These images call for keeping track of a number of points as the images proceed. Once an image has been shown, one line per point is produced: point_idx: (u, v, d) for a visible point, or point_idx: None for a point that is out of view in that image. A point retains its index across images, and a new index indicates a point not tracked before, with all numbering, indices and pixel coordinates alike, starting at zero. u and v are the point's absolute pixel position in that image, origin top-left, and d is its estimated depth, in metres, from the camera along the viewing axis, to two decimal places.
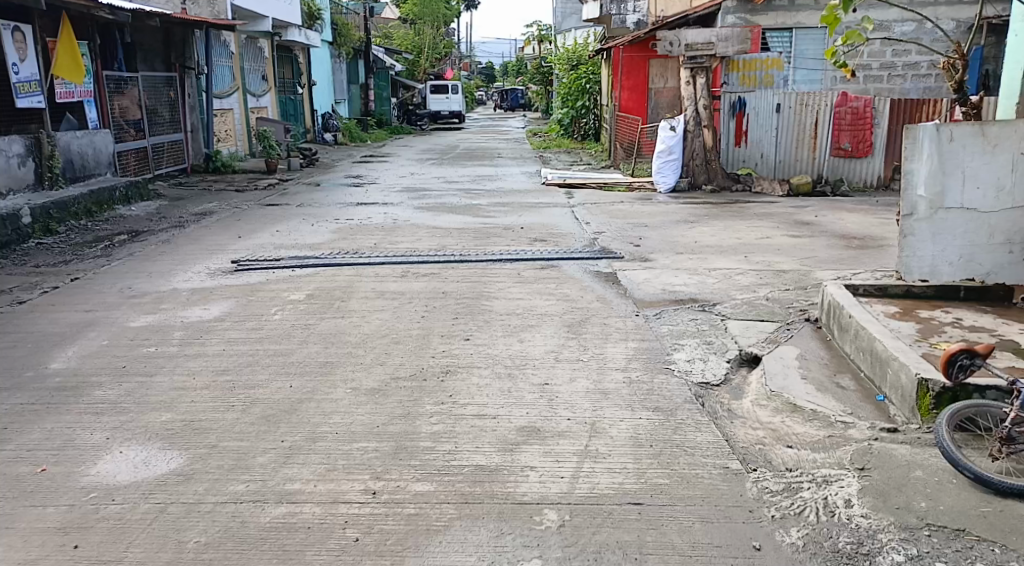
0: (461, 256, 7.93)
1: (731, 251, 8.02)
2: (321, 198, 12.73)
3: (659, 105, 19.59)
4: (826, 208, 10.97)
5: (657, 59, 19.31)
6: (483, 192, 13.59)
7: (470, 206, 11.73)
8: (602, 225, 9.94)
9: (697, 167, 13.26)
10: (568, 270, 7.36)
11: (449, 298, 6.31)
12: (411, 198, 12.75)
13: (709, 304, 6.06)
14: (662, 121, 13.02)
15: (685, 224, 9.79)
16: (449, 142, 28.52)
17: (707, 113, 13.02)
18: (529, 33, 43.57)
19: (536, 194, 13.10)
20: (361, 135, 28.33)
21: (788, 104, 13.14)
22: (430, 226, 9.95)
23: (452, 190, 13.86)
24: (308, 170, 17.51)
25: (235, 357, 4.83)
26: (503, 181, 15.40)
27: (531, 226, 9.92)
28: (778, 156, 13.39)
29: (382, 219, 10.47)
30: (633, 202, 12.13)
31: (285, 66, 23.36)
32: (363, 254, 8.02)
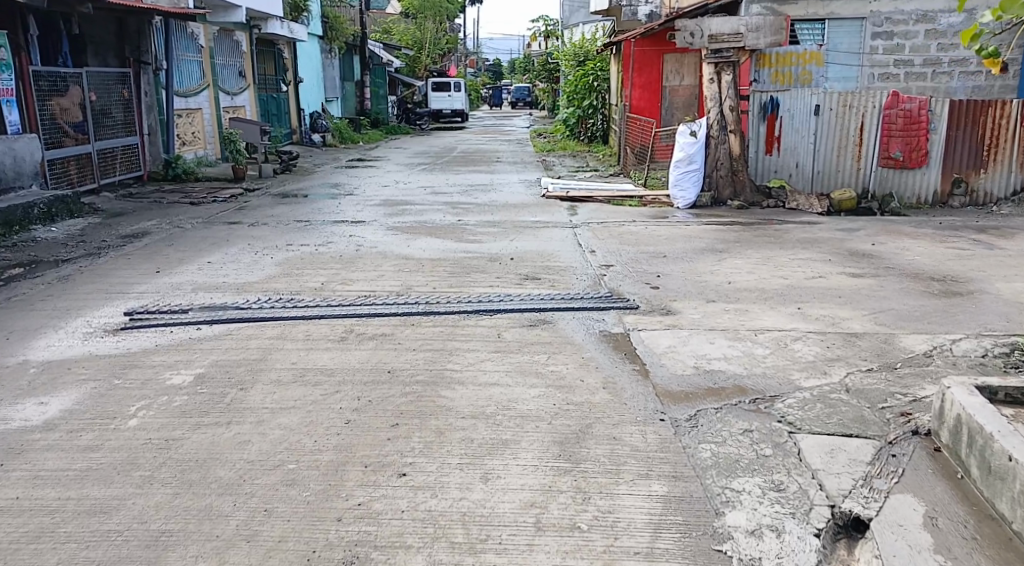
0: (428, 305, 6.11)
1: (777, 299, 6.21)
2: (283, 214, 10.94)
3: (673, 104, 17.73)
4: (880, 232, 9.16)
5: (672, 53, 17.44)
6: (473, 206, 11.78)
7: (455, 227, 9.94)
8: (611, 255, 8.12)
9: (721, 178, 11.39)
10: (565, 328, 5.56)
11: (396, 381, 4.50)
12: (389, 214, 10.96)
13: (761, 397, 4.24)
14: (680, 126, 11.25)
15: (714, 255, 7.96)
16: (448, 142, 26.76)
17: (733, 116, 11.20)
18: (535, 28, 41.68)
19: (534, 210, 11.29)
20: (353, 136, 26.58)
21: (828, 106, 11.28)
22: (401, 255, 8.18)
23: (438, 204, 12.04)
24: (283, 177, 15.74)
25: (22, 529, 3.06)
26: (497, 192, 13.55)
27: (525, 256, 8.12)
28: (816, 166, 11.54)
29: (343, 244, 8.68)
30: (646, 221, 10.31)
31: (266, 61, 21.61)
32: (301, 299, 6.22)
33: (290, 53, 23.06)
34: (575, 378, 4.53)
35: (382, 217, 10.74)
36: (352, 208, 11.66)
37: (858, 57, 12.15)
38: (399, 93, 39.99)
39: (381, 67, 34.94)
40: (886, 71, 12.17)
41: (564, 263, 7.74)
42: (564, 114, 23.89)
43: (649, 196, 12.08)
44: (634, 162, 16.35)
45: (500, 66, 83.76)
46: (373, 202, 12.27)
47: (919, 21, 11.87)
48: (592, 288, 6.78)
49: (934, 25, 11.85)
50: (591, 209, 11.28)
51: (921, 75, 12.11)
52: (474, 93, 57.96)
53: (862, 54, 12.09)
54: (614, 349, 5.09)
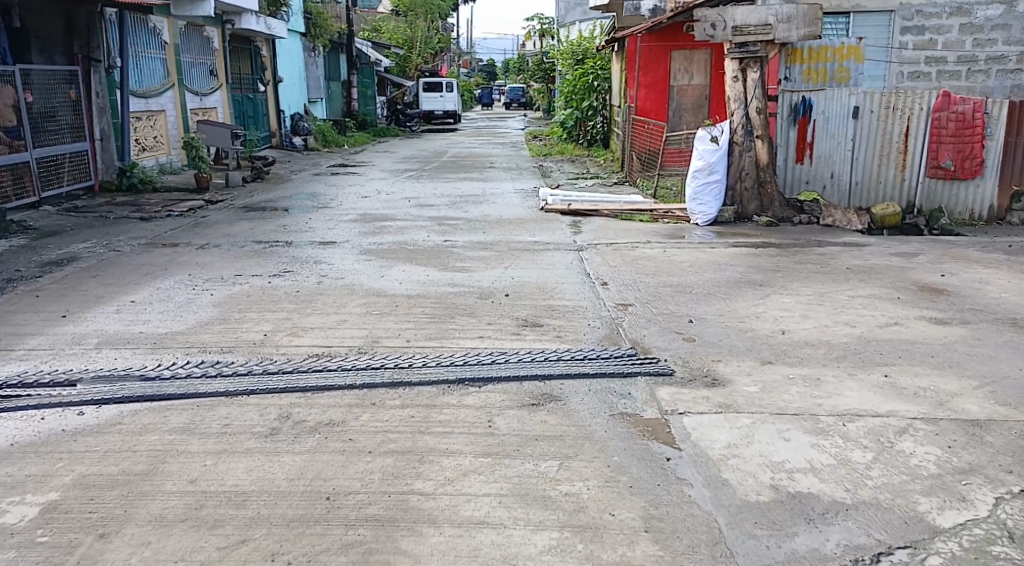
0: (399, 366, 4.65)
1: (850, 363, 4.80)
2: (243, 232, 9.50)
3: (681, 106, 16.24)
4: (942, 257, 7.78)
5: (680, 50, 16.00)
6: (464, 221, 10.36)
7: (442, 249, 8.53)
8: (628, 289, 6.71)
9: (746, 191, 9.94)
10: (580, 409, 4.11)
11: (337, 523, 3.02)
12: (366, 233, 9.55)
13: (890, 555, 2.90)
14: (700, 130, 9.77)
15: (754, 290, 6.55)
16: (439, 146, 25.34)
17: (760, 119, 9.80)
18: (531, 26, 40.23)
19: (533, 228, 9.87)
20: (338, 138, 25.13)
21: (869, 108, 9.88)
22: (374, 289, 6.76)
23: (423, 219, 10.61)
24: (254, 186, 14.28)
25: None
26: (490, 204, 12.13)
27: (522, 290, 6.71)
28: (854, 176, 10.13)
29: (306, 274, 7.26)
30: (663, 241, 8.91)
31: (239, 59, 20.16)
32: (231, 360, 4.73)
33: (268, 51, 21.62)
34: (601, 509, 3.12)
35: (357, 236, 9.30)
36: (326, 224, 10.24)
37: (885, 52, 10.63)
38: (389, 92, 38.57)
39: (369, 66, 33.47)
40: (915, 69, 10.67)
41: (572, 301, 6.32)
42: (562, 116, 22.48)
43: (663, 211, 10.67)
44: (641, 170, 14.91)
45: (493, 66, 82.60)
46: (350, 217, 10.84)
47: (953, 14, 10.40)
48: (610, 339, 5.35)
49: (970, 18, 10.37)
50: (597, 227, 9.86)
51: (954, 74, 10.61)
52: (467, 93, 56.56)
53: (889, 49, 10.60)
54: (653, 449, 3.65)
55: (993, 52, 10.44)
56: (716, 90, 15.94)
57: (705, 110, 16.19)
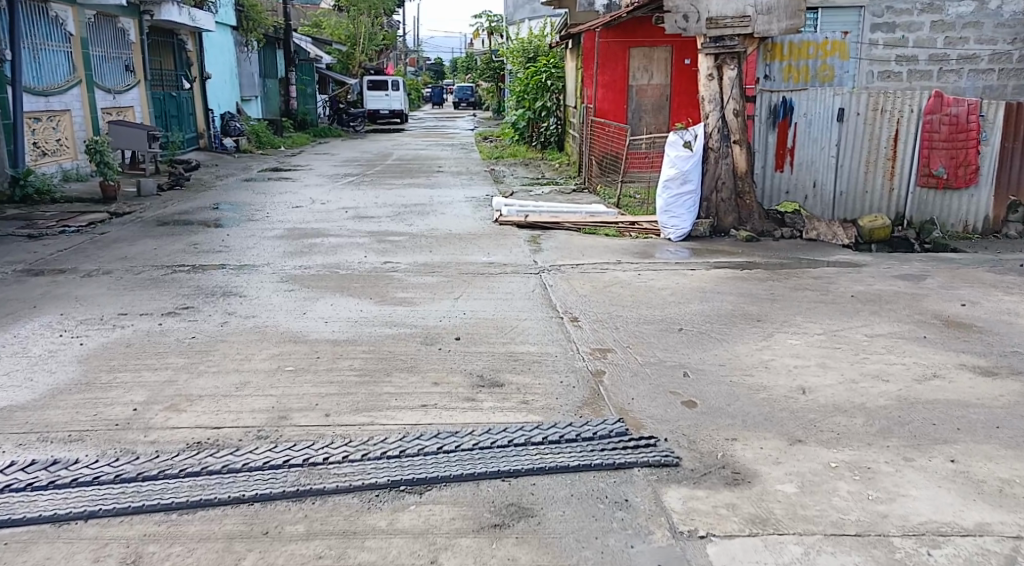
0: (313, 459, 3.47)
1: (900, 441, 3.71)
2: (147, 255, 8.16)
3: (640, 107, 15.47)
4: (954, 280, 6.80)
5: (639, 47, 15.14)
6: (407, 237, 9.14)
7: (379, 273, 7.30)
8: (602, 326, 5.58)
9: (722, 202, 8.91)
10: (557, 530, 3.00)
11: None
12: (292, 254, 8.28)
13: None
14: (670, 135, 8.78)
15: (753, 328, 5.47)
16: (384, 149, 24.05)
17: (738, 123, 8.76)
18: (479, 24, 39.05)
19: (485, 246, 8.70)
20: (275, 140, 23.65)
21: (855, 109, 8.89)
22: (290, 332, 5.50)
23: (360, 234, 9.37)
24: (173, 195, 12.83)
25: None
26: (436, 215, 10.93)
27: (476, 330, 5.53)
28: (839, 186, 9.15)
29: (213, 310, 6.00)
30: (634, 261, 7.83)
31: (159, 54, 18.64)
32: (72, 460, 3.54)
33: (194, 45, 20.21)
34: None
35: (281, 257, 8.04)
36: (247, 241, 8.92)
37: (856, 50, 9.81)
38: (332, 91, 37.06)
39: (308, 63, 31.89)
40: (884, 68, 9.93)
41: (535, 345, 5.16)
42: (513, 116, 21.36)
43: (630, 225, 9.60)
44: (601, 176, 14.00)
45: (441, 65, 81.38)
46: (277, 232, 9.55)
47: (924, 10, 9.70)
48: (587, 403, 4.21)
49: (941, 15, 9.69)
50: (557, 244, 8.74)
51: (925, 74, 9.91)
52: (414, 92, 55.21)
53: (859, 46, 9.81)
54: None
55: (965, 50, 9.78)
56: (676, 89, 15.21)
57: (664, 111, 15.47)
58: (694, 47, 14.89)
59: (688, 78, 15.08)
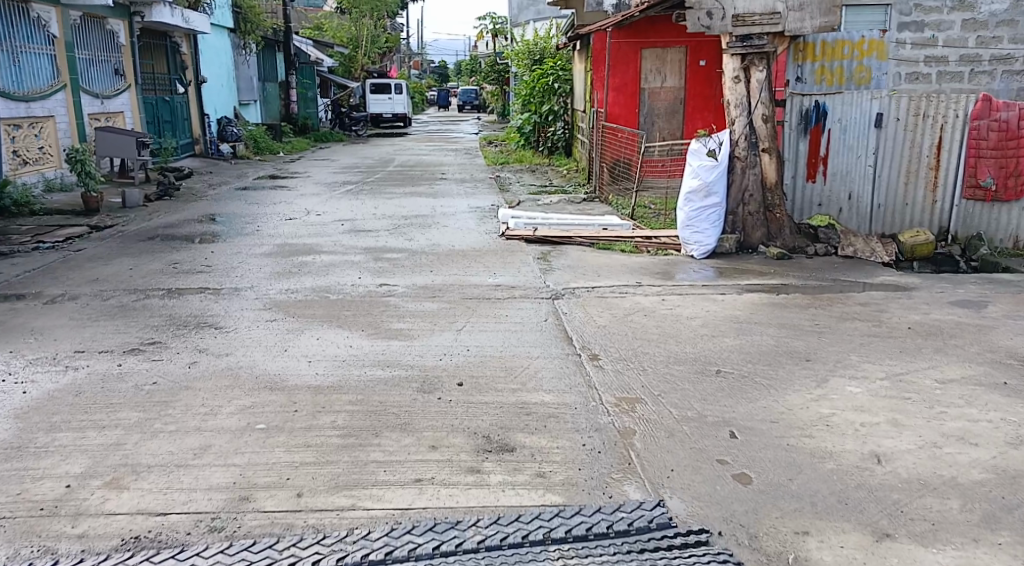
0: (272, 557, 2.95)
1: (1014, 538, 3.04)
2: (120, 276, 7.45)
3: (653, 110, 14.75)
4: (1019, 308, 6.06)
5: (652, 48, 14.42)
6: (406, 254, 8.42)
7: (374, 298, 6.59)
8: (627, 366, 4.85)
9: (750, 216, 8.17)
10: None
11: None
12: (280, 275, 7.56)
13: None
14: (694, 142, 8.04)
15: (801, 371, 4.74)
16: (386, 154, 23.36)
17: (767, 130, 8.03)
18: (484, 25, 38.36)
19: (492, 264, 7.98)
20: (273, 145, 22.96)
21: (894, 115, 8.16)
22: (268, 373, 4.78)
23: (356, 251, 8.65)
24: (160, 206, 12.14)
25: None
26: (437, 229, 10.21)
27: (481, 372, 4.80)
28: (876, 198, 8.40)
29: (182, 347, 5.29)
30: (655, 281, 7.10)
31: (152, 57, 17.99)
32: None
33: (188, 48, 19.58)
34: None
35: (266, 279, 7.32)
36: (232, 259, 8.21)
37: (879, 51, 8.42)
38: (333, 94, 36.37)
39: (308, 66, 31.21)
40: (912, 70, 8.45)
41: (548, 393, 4.42)
42: (518, 120, 20.65)
43: (648, 240, 8.87)
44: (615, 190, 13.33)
45: (445, 67, 80.82)
46: (267, 248, 8.84)
47: (955, 7, 8.28)
48: (615, 475, 3.49)
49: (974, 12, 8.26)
50: (568, 262, 8.01)
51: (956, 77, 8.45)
52: (417, 94, 54.53)
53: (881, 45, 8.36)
54: None
55: (998, 51, 8.36)
56: (691, 92, 14.49)
57: (680, 114, 14.72)
58: (710, 47, 14.20)
59: (704, 80, 14.37)
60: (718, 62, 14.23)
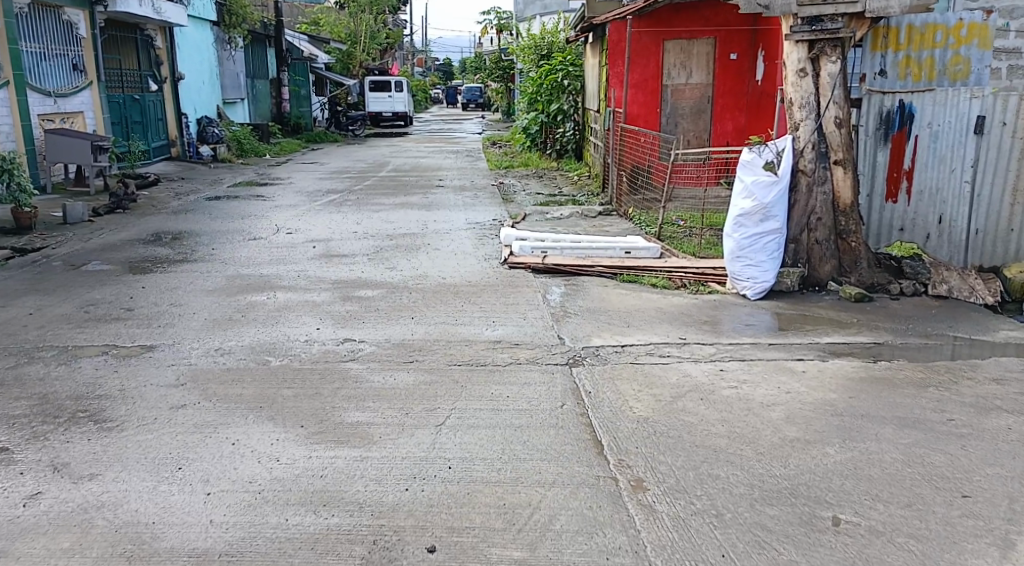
0: None
1: None
2: (12, 327, 5.80)
3: (676, 110, 13.11)
4: None
5: (676, 39, 12.82)
6: (382, 291, 6.74)
7: (330, 364, 4.93)
8: (691, 508, 3.18)
9: (818, 245, 6.49)
10: None
11: None
12: (218, 322, 5.89)
13: None
14: (747, 152, 6.40)
15: (961, 522, 3.06)
16: (383, 157, 21.69)
17: (841, 137, 6.34)
18: (486, 20, 36.65)
19: (490, 306, 6.29)
20: (259, 147, 21.32)
21: (999, 117, 6.34)
22: (137, 524, 3.12)
23: (321, 285, 6.98)
24: (109, 221, 10.49)
25: None
26: (425, 253, 8.50)
27: (466, 519, 3.12)
28: (975, 222, 6.63)
29: (32, 464, 3.63)
30: (703, 335, 5.41)
31: (120, 52, 16.42)
32: None
33: (162, 42, 18.03)
34: None
35: (195, 331, 5.65)
36: (165, 298, 6.57)
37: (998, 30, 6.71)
38: (330, 92, 34.68)
39: (302, 63, 29.53)
40: None
41: None
42: (524, 120, 19.01)
43: (684, 273, 7.18)
44: (644, 207, 11.76)
45: (450, 66, 79.23)
46: (215, 280, 7.19)
47: None
48: None
49: None
50: (585, 303, 6.32)
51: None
52: (421, 93, 52.78)
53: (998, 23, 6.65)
54: None
55: None
56: (720, 89, 12.88)
57: (707, 114, 13.07)
58: (741, 37, 12.61)
59: (735, 74, 12.77)
60: (750, 54, 12.66)
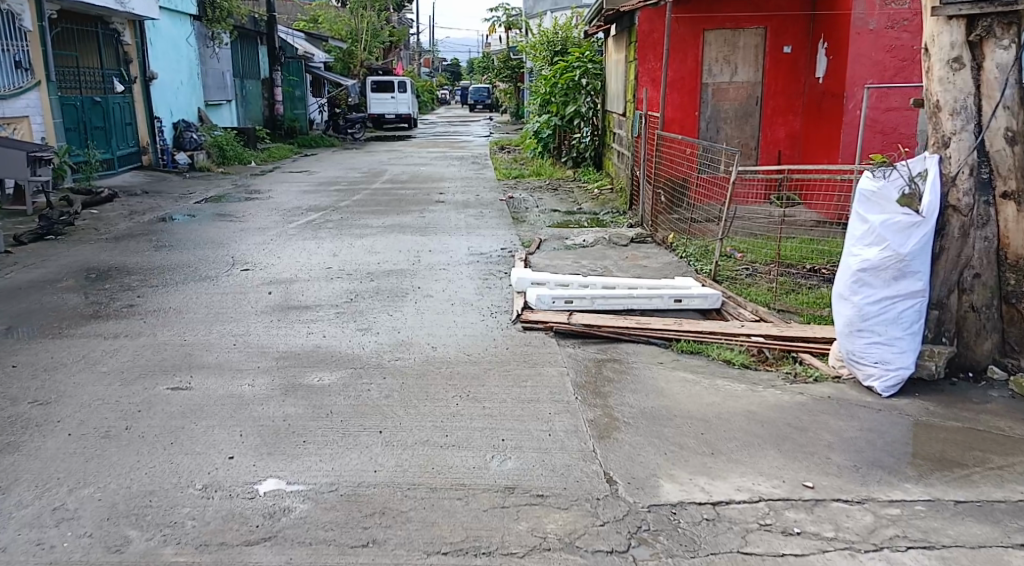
0: None
1: None
2: None
3: (718, 114, 11.17)
4: None
5: (718, 30, 10.92)
6: (345, 375, 4.75)
7: (229, 549, 3.00)
8: None
9: (973, 313, 4.50)
10: None
11: None
12: (87, 441, 3.91)
13: None
14: (868, 179, 4.45)
15: None
16: (381, 165, 19.75)
17: (1015, 158, 4.35)
18: (495, 18, 34.79)
19: (496, 403, 4.29)
20: (244, 153, 19.38)
21: None
22: None
23: (261, 362, 5.01)
24: (29, 253, 8.52)
25: None
26: (412, 303, 6.51)
27: None
28: None
29: None
30: (836, 479, 3.41)
31: (79, 47, 14.55)
32: None
33: (132, 37, 16.25)
34: None
35: (44, 465, 3.67)
36: (35, 387, 4.61)
37: None
38: (329, 92, 32.78)
39: (296, 61, 27.58)
40: None
41: None
42: (537, 124, 17.04)
43: (768, 344, 5.17)
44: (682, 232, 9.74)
45: (457, 66, 77.41)
46: (120, 353, 5.23)
47: None
48: None
49: None
50: (638, 401, 4.31)
51: None
52: (427, 94, 50.86)
53: None
54: None
55: None
56: (770, 89, 10.92)
57: (754, 119, 11.11)
58: (796, 27, 10.63)
59: (789, 72, 10.79)
60: (807, 47, 10.67)
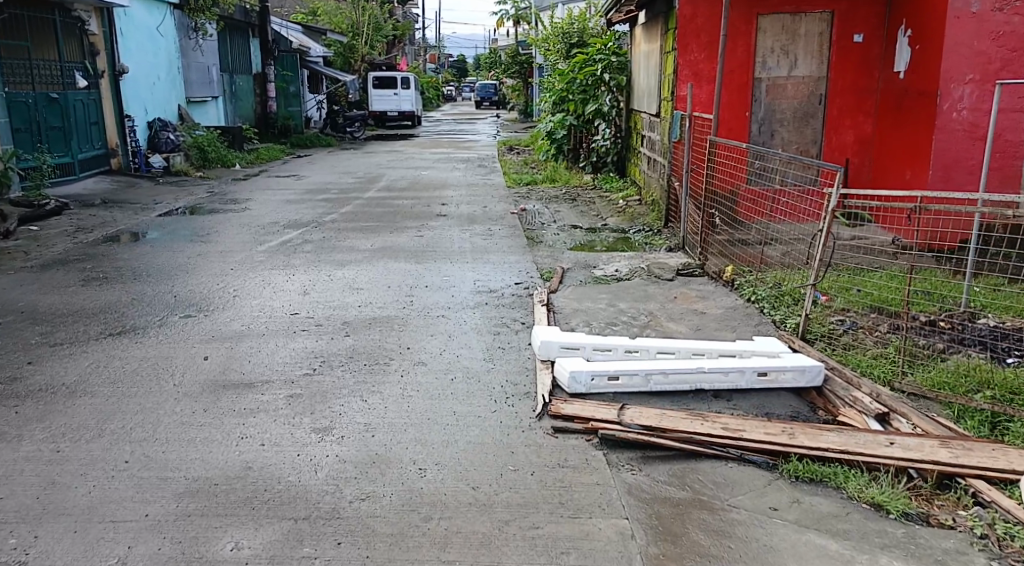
0: None
1: None
2: None
3: (772, 114, 9.44)
4: None
5: (775, 14, 9.21)
6: (280, 537, 3.05)
7: None
8: None
9: None
10: None
11: None
12: None
13: None
14: None
15: None
16: (380, 168, 18.07)
17: None
18: (503, 11, 33.13)
19: None
20: (228, 155, 17.69)
21: None
22: None
23: (156, 504, 3.31)
24: None
25: None
26: (397, 375, 4.76)
27: None
28: None
29: None
30: None
31: (33, 38, 12.87)
32: None
33: (98, 27, 14.58)
34: None
35: None
36: None
37: None
38: (327, 87, 31.02)
39: (291, 56, 25.98)
40: None
41: None
42: (551, 124, 15.31)
43: (924, 467, 3.45)
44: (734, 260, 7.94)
45: (463, 61, 75.71)
46: None
47: None
48: None
49: None
50: None
51: None
52: (432, 90, 49.05)
53: None
54: None
55: None
56: (838, 84, 9.19)
57: (817, 120, 9.38)
58: (870, 11, 8.92)
59: (860, 64, 9.09)
60: (882, 36, 8.98)
